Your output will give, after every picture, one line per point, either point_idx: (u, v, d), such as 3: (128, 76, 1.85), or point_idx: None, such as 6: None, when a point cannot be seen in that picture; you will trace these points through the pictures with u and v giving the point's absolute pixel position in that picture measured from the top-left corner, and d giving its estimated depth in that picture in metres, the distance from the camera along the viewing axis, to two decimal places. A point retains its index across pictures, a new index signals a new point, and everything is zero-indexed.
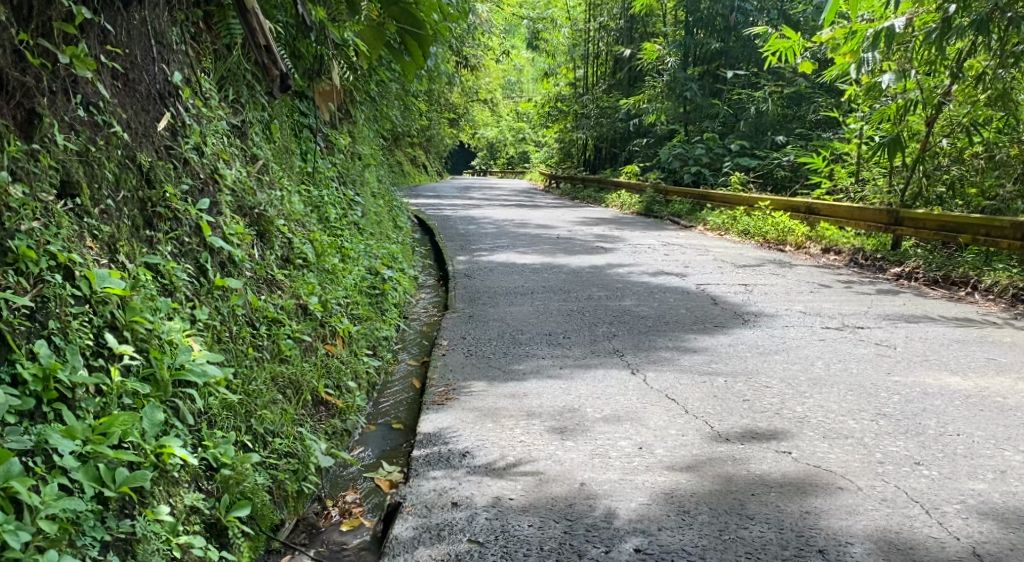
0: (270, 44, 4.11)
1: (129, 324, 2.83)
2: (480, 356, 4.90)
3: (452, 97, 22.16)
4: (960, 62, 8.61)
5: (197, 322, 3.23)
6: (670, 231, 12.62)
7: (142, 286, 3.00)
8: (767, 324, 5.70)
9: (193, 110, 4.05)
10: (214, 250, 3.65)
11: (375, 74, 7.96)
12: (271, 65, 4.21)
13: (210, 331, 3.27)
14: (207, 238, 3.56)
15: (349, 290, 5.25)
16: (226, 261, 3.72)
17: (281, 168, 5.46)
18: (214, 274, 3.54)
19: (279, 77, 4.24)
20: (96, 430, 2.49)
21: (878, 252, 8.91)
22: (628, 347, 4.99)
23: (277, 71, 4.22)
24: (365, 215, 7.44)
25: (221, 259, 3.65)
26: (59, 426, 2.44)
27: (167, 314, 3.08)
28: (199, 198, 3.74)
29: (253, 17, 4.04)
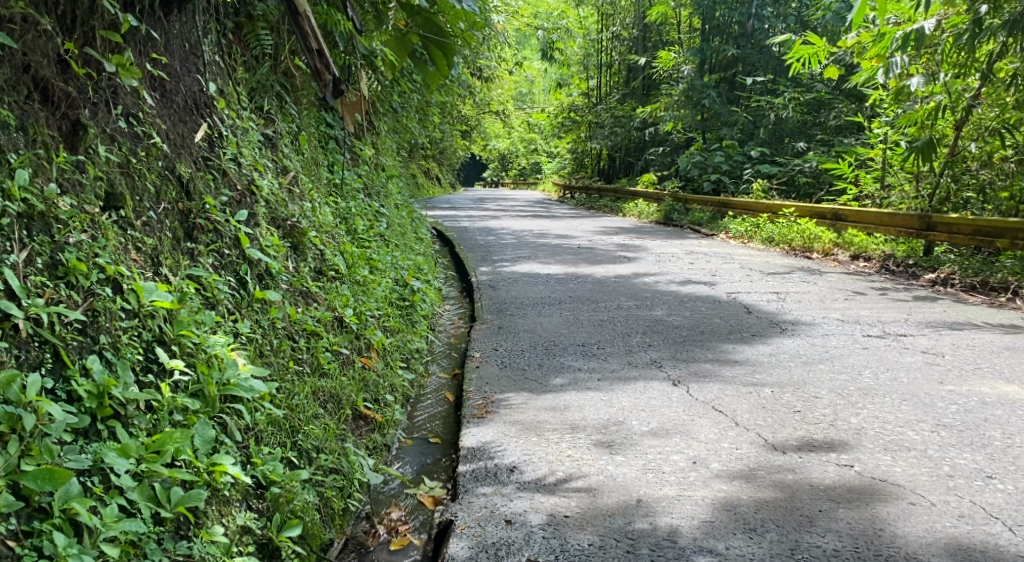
0: (323, 49, 4.10)
1: (177, 338, 2.77)
2: (515, 367, 4.81)
3: (466, 109, 22.11)
4: (991, 64, 8.49)
5: (240, 336, 3.16)
6: (692, 239, 12.51)
7: (187, 300, 2.94)
8: (806, 333, 5.60)
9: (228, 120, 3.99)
10: (253, 262, 3.58)
11: (398, 85, 7.91)
12: (325, 70, 4.18)
13: (253, 345, 3.20)
14: (247, 251, 3.49)
15: (380, 301, 5.17)
16: (265, 273, 3.65)
17: (311, 179, 5.40)
18: (254, 287, 3.47)
19: (333, 82, 4.23)
20: (150, 448, 2.43)
21: (910, 258, 8.79)
22: (667, 358, 4.89)
23: (331, 76, 4.19)
24: (390, 226, 7.38)
25: (261, 271, 3.58)
26: (113, 443, 2.38)
27: (211, 328, 3.01)
28: (237, 209, 3.67)
29: (306, 21, 4.02)
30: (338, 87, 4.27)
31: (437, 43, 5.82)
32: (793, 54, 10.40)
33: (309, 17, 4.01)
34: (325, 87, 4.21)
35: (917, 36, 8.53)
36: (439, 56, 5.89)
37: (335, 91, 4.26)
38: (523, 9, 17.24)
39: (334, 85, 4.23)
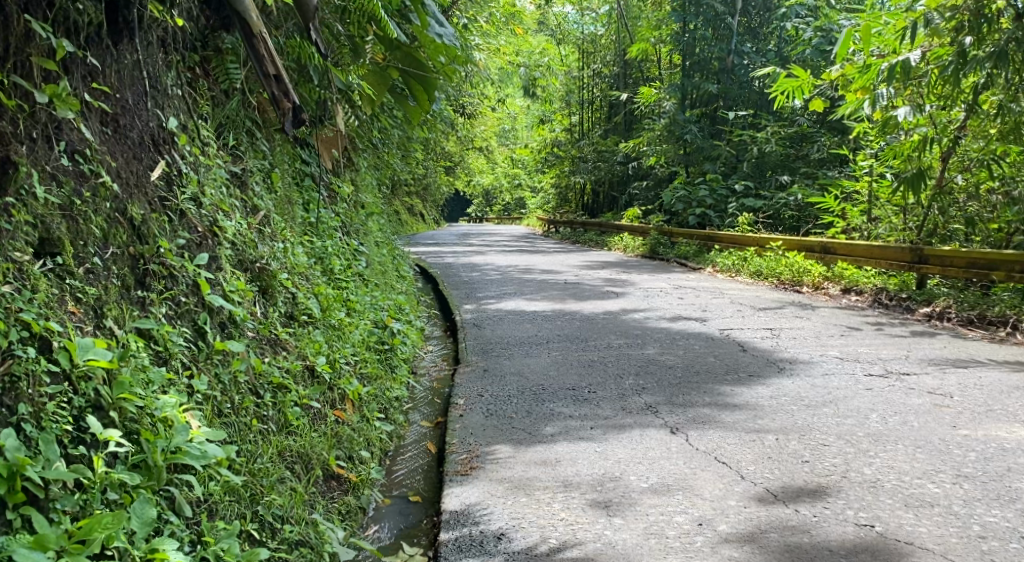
0: (281, 74, 3.93)
1: (116, 401, 2.53)
2: (501, 416, 4.52)
3: (448, 145, 21.98)
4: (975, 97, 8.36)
5: (195, 394, 2.90)
6: (679, 273, 12.31)
7: (131, 356, 2.70)
8: (804, 372, 5.35)
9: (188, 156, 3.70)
10: (214, 310, 3.31)
11: (378, 121, 7.68)
12: (284, 98, 4.00)
13: (210, 404, 2.94)
14: (207, 297, 3.21)
15: (357, 346, 4.88)
16: (227, 322, 3.38)
17: (284, 219, 5.13)
18: (214, 337, 3.21)
19: (293, 110, 4.04)
20: (73, 536, 2.20)
21: (902, 292, 8.61)
22: (662, 402, 4.62)
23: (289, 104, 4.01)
24: (370, 265, 7.12)
25: (223, 319, 3.32)
26: (27, 535, 2.16)
27: (161, 387, 2.75)
28: (196, 252, 3.41)
29: (262, 45, 3.86)
30: (298, 116, 4.08)
31: (417, 78, 5.64)
32: (777, 86, 10.23)
33: (266, 40, 3.86)
34: (283, 117, 4.02)
35: (903, 67, 8.39)
36: (421, 91, 5.70)
37: (295, 120, 4.07)
38: (504, 46, 17.18)
39: (294, 113, 4.05)
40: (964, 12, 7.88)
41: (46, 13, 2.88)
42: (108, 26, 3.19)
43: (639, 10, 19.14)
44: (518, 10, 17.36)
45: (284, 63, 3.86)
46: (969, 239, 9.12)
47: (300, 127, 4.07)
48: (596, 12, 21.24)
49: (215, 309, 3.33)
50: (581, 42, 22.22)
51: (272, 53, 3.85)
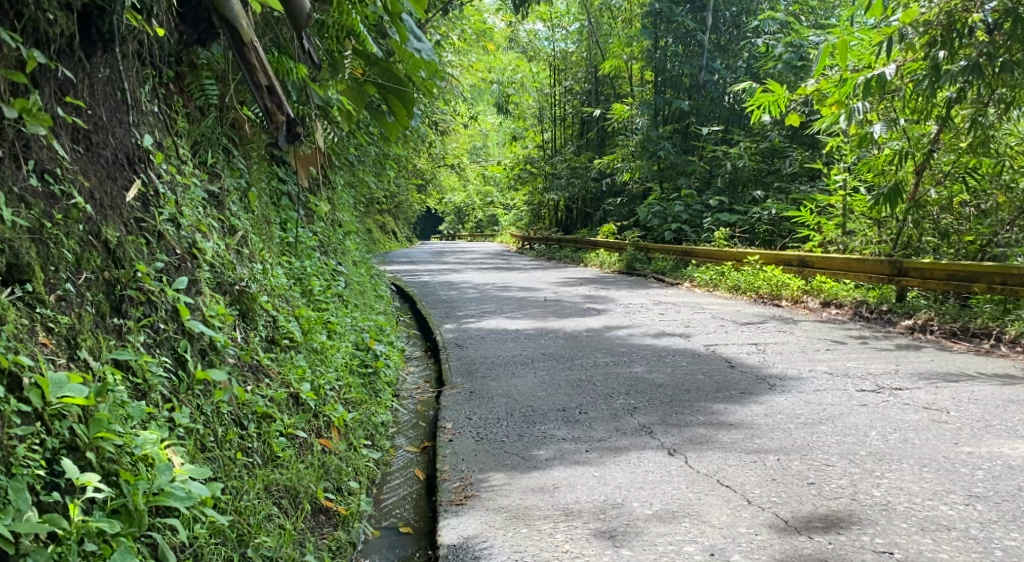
0: (274, 85, 3.83)
1: (92, 440, 2.39)
2: (492, 440, 4.37)
3: (421, 163, 21.83)
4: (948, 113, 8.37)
5: (177, 428, 2.76)
6: (657, 289, 12.24)
7: (110, 391, 2.55)
8: (796, 389, 5.25)
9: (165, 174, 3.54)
10: (193, 336, 3.13)
11: (354, 138, 7.52)
12: (278, 110, 3.86)
13: (193, 438, 2.79)
14: (186, 323, 3.05)
15: (340, 370, 4.71)
16: (208, 349, 3.21)
17: (262, 239, 4.96)
18: (195, 365, 3.04)
19: (287, 123, 3.90)
20: None
21: (883, 304, 8.57)
22: (657, 422, 4.50)
23: (283, 118, 3.87)
24: (349, 285, 6.95)
25: (206, 343, 3.16)
26: None
27: (141, 422, 2.61)
28: (176, 276, 3.25)
29: (253, 54, 3.75)
30: (292, 130, 3.95)
31: (395, 92, 5.58)
32: (753, 101, 10.18)
33: (257, 49, 3.74)
34: (277, 130, 3.88)
35: (878, 81, 8.38)
36: (400, 107, 5.62)
37: (290, 134, 3.93)
38: (476, 63, 17.12)
39: (288, 126, 3.91)
40: (936, 26, 7.87)
41: (13, 23, 2.74)
42: (80, 39, 3.04)
43: (610, 27, 19.16)
44: (489, 27, 17.32)
45: (278, 73, 3.75)
46: (940, 254, 9.10)
47: (294, 141, 3.94)
48: (566, 29, 21.25)
49: (196, 335, 3.17)
50: (552, 60, 22.21)
51: (264, 63, 3.74)
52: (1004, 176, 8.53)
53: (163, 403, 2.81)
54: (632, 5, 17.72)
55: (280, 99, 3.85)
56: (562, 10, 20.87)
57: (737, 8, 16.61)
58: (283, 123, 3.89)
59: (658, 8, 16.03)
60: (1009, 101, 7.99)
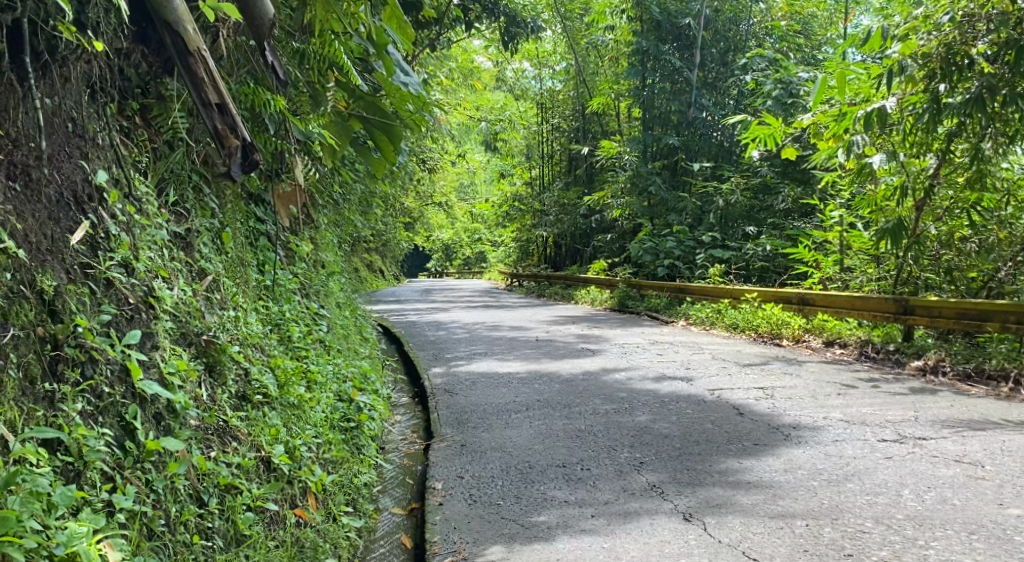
0: (226, 103, 3.64)
1: (1, 544, 2.25)
2: (485, 504, 4.01)
3: (407, 202, 21.48)
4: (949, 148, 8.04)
5: (117, 512, 2.62)
6: (652, 327, 11.88)
7: (25, 479, 2.41)
8: (813, 440, 4.89)
9: (126, 213, 3.26)
10: (146, 399, 2.93)
11: (338, 174, 7.12)
12: (231, 132, 3.66)
13: (135, 523, 2.66)
14: (136, 384, 2.85)
15: (319, 426, 4.33)
16: (162, 411, 2.98)
17: (236, 284, 4.61)
18: (146, 434, 2.85)
19: (241, 148, 3.70)
20: None
21: (889, 344, 8.22)
22: (667, 481, 4.19)
23: (237, 142, 3.67)
24: (332, 329, 6.57)
25: (159, 398, 2.94)
26: None
27: (68, 509, 2.47)
28: (126, 329, 2.99)
29: (201, 66, 3.60)
30: (247, 156, 3.73)
31: (382, 127, 5.21)
32: (747, 134, 9.77)
33: (206, 60, 3.59)
34: (230, 155, 3.67)
35: (879, 115, 7.90)
36: (386, 141, 5.22)
37: (245, 159, 3.71)
38: (462, 102, 16.84)
39: (242, 152, 3.70)
40: (936, 59, 7.57)
41: None
42: (10, 58, 2.85)
43: (596, 65, 18.95)
44: (476, 66, 17.09)
45: (230, 90, 3.60)
46: (942, 291, 8.72)
47: (249, 167, 3.71)
48: (552, 68, 21.04)
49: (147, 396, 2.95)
50: (538, 98, 22.00)
51: (216, 78, 3.58)
52: (1002, 212, 8.36)
53: (104, 481, 2.66)
54: (618, 43, 17.54)
55: (233, 120, 3.66)
56: (548, 49, 20.68)
57: (724, 45, 16.41)
58: (236, 148, 3.68)
59: (644, 47, 15.83)
60: (1010, 134, 7.67)
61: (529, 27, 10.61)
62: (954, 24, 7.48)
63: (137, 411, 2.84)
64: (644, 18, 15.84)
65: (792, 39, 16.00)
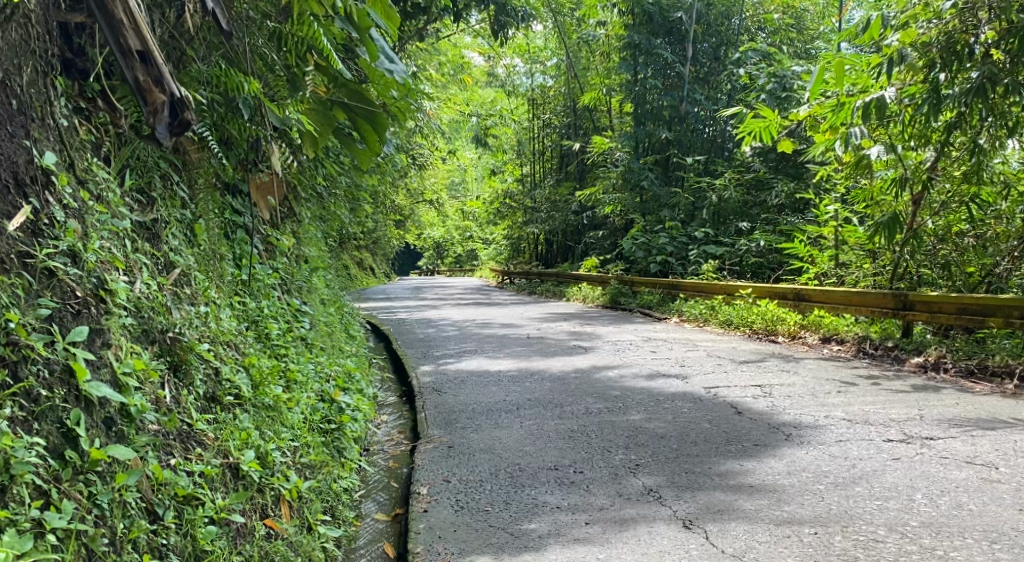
0: (148, 50, 3.42)
1: None
2: (473, 511, 3.78)
3: (397, 199, 21.21)
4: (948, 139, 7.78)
5: (48, 533, 2.46)
6: (645, 324, 11.66)
7: None
8: (816, 440, 4.67)
9: (75, 196, 3.06)
10: (93, 402, 2.76)
11: (320, 166, 6.85)
12: (156, 85, 3.46)
13: (70, 542, 2.50)
14: (82, 385, 2.69)
15: (297, 429, 4.10)
16: (114, 414, 2.81)
17: (209, 278, 4.36)
18: (91, 443, 2.69)
19: (168, 104, 3.50)
20: None
21: (887, 340, 7.99)
22: (664, 485, 3.98)
23: (163, 97, 3.47)
24: (315, 326, 6.31)
25: (110, 401, 2.77)
26: None
27: None
28: (72, 325, 2.82)
29: (119, 6, 3.36)
30: (176, 114, 3.53)
31: (365, 115, 4.93)
32: (743, 127, 9.50)
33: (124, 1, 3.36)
34: (155, 111, 3.48)
35: (878, 105, 7.58)
36: (371, 131, 4.95)
37: (172, 116, 3.51)
38: (452, 97, 16.57)
39: (170, 108, 3.50)
40: (936, 49, 7.29)
41: None
42: None
43: (588, 60, 18.72)
44: (466, 61, 16.85)
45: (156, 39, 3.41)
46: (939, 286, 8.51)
47: (178, 124, 3.51)
48: (544, 64, 20.81)
49: (96, 400, 2.78)
50: (529, 95, 21.76)
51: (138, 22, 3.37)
52: (998, 207, 8.11)
53: (36, 497, 2.50)
54: (609, 38, 17.31)
55: (157, 72, 3.45)
56: (539, 44, 20.44)
57: (717, 40, 16.16)
58: (162, 104, 3.48)
59: (636, 40, 15.59)
60: (1009, 126, 7.44)
61: (520, 17, 10.36)
62: (955, 12, 7.23)
63: (80, 415, 2.68)
64: (636, 12, 15.60)
65: (787, 33, 15.77)
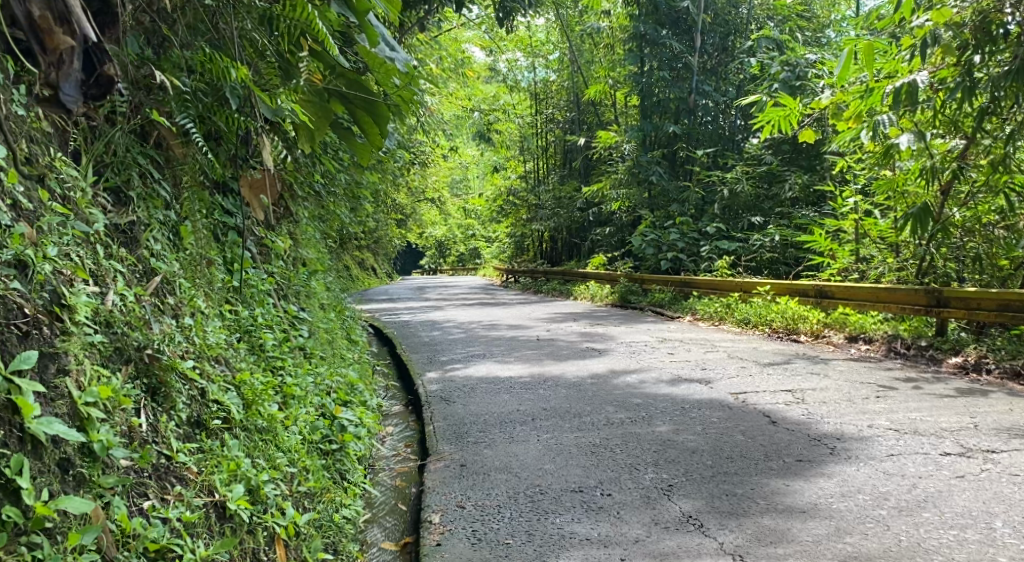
0: None
1: None
2: (492, 545, 3.42)
3: (398, 198, 20.75)
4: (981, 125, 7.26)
5: None
6: (658, 324, 11.23)
7: None
8: (865, 453, 4.26)
9: (25, 204, 2.75)
10: (43, 444, 2.42)
11: (318, 161, 6.42)
12: (59, 26, 3.04)
13: None
14: (28, 425, 2.35)
15: (294, 452, 3.71)
16: (71, 455, 2.49)
17: (196, 286, 3.96)
18: (34, 497, 2.33)
19: (78, 52, 3.08)
20: None
21: (920, 338, 7.57)
22: (704, 510, 3.59)
23: (69, 40, 3.05)
24: (314, 334, 5.89)
25: (64, 439, 2.46)
26: None
27: None
28: (18, 350, 2.49)
29: None
30: (90, 63, 3.12)
31: (365, 106, 4.37)
32: (761, 117, 9.04)
33: None
34: (60, 60, 3.07)
35: (909, 91, 7.03)
36: (371, 123, 4.36)
37: (83, 66, 3.12)
38: (453, 92, 16.09)
39: (80, 56, 3.09)
40: (969, 29, 6.73)
41: None
42: None
43: (592, 53, 18.27)
44: (467, 55, 16.41)
45: None
46: (970, 280, 8.07)
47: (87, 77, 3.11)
48: (546, 58, 20.34)
49: (48, 441, 2.45)
50: (531, 90, 21.31)
51: None
52: None
53: None
54: (615, 30, 16.85)
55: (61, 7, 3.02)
56: (541, 38, 19.97)
57: (724, 30, 15.66)
58: (69, 51, 3.07)
59: (642, 31, 15.11)
60: None
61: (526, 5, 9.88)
62: None
63: (23, 461, 2.32)
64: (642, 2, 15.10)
65: (796, 21, 15.31)
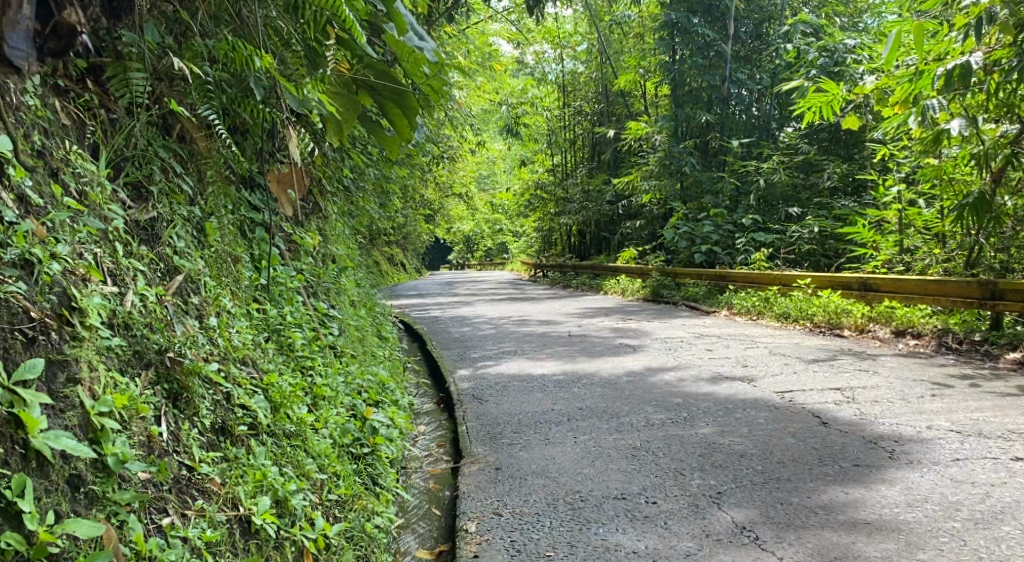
0: None
1: None
2: (533, 558, 3.23)
3: (426, 193, 20.58)
4: None
5: None
6: (694, 318, 10.95)
7: None
8: (929, 457, 4.01)
9: (35, 202, 2.68)
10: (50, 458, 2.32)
11: (346, 154, 6.24)
12: None
13: None
14: (32, 440, 2.29)
15: (324, 457, 3.53)
16: (82, 471, 2.41)
17: (221, 284, 3.80)
18: (37, 521, 2.24)
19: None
20: None
21: (974, 333, 7.30)
22: (758, 520, 3.37)
23: None
24: (345, 332, 5.72)
25: (72, 455, 2.38)
26: None
27: None
28: (24, 357, 2.41)
29: None
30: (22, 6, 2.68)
31: (393, 97, 4.19)
32: (802, 103, 8.76)
33: None
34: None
35: (962, 72, 6.70)
36: (399, 116, 4.22)
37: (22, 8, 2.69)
38: (481, 84, 15.85)
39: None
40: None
41: None
42: None
43: (621, 44, 17.96)
44: (495, 47, 16.16)
45: None
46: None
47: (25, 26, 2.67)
48: (574, 49, 20.02)
49: (56, 456, 2.38)
50: (559, 82, 21.03)
51: None
52: None
53: None
54: (644, 19, 16.52)
55: None
56: (569, 29, 19.65)
57: (758, 17, 15.36)
58: None
59: (673, 19, 14.77)
60: None
61: None
62: None
63: (25, 481, 2.25)
64: None
65: (833, 7, 14.91)
